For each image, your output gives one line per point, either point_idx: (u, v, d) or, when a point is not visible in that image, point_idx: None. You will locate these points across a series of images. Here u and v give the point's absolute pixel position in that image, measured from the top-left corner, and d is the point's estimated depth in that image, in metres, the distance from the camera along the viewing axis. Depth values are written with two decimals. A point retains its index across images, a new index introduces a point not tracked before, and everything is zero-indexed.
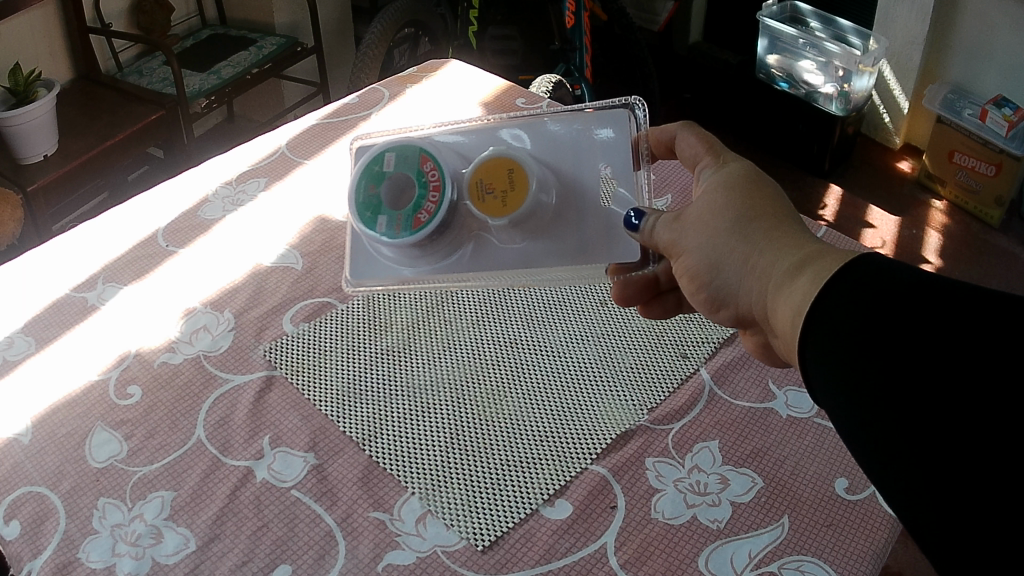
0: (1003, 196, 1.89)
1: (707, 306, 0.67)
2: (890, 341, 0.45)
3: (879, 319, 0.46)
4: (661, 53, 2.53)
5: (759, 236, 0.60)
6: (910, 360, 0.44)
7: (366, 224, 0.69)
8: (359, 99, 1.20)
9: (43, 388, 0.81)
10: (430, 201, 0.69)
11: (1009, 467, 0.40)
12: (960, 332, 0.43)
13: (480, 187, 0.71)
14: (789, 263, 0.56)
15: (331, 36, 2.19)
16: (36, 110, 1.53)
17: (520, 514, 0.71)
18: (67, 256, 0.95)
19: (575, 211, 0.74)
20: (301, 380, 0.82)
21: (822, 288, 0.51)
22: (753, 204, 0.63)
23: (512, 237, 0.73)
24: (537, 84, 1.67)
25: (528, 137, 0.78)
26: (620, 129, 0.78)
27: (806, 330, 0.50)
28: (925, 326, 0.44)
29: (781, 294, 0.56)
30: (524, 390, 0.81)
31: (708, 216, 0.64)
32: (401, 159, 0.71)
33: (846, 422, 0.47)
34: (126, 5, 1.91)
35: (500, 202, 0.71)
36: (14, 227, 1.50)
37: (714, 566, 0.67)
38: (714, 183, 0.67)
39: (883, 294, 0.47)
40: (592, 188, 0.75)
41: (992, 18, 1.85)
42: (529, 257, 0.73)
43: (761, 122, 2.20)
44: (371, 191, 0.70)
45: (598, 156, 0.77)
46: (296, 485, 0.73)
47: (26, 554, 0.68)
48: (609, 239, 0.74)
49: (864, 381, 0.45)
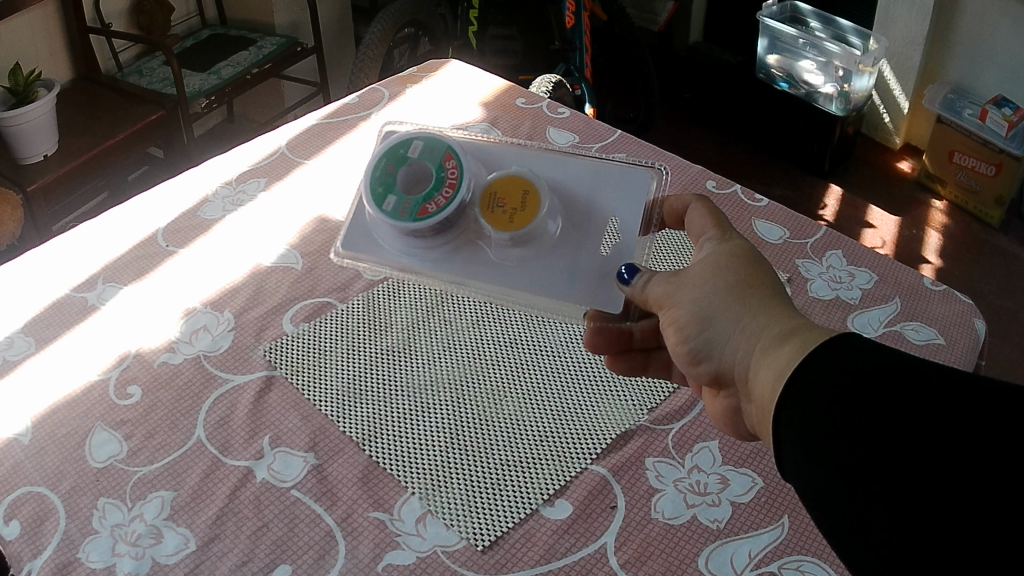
0: (1003, 196, 1.89)
1: (685, 359, 0.65)
2: (868, 417, 0.46)
3: (862, 395, 0.47)
4: (661, 53, 2.53)
5: (755, 302, 0.60)
6: (888, 435, 0.45)
7: (375, 200, 0.69)
8: (359, 99, 1.20)
9: (42, 388, 0.81)
10: (442, 195, 0.69)
11: (985, 544, 0.41)
12: (918, 425, 0.45)
13: (493, 199, 0.71)
14: (779, 328, 0.57)
15: (330, 35, 2.19)
16: (36, 111, 1.53)
17: (520, 515, 0.71)
18: (68, 256, 0.95)
19: (574, 243, 0.73)
20: (301, 380, 0.82)
21: (807, 357, 0.51)
22: (751, 271, 0.63)
23: (507, 253, 0.72)
24: (537, 84, 1.69)
25: (547, 169, 0.78)
26: (641, 189, 0.77)
27: (792, 387, 0.51)
28: (898, 429, 0.45)
29: (766, 359, 0.55)
30: (524, 390, 0.81)
31: (708, 274, 0.63)
32: (428, 149, 0.71)
33: (811, 485, 0.48)
34: (126, 5, 1.91)
35: (506, 217, 0.70)
36: (14, 227, 1.50)
37: (714, 566, 0.67)
38: (717, 251, 0.66)
39: (867, 370, 0.48)
40: (598, 229, 0.74)
41: (992, 17, 1.85)
42: (520, 276, 0.71)
43: (761, 123, 2.20)
44: (390, 169, 0.70)
45: (611, 207, 0.76)
46: (296, 485, 0.73)
47: (26, 554, 0.68)
48: (601, 278, 0.72)
49: (837, 451, 0.46)
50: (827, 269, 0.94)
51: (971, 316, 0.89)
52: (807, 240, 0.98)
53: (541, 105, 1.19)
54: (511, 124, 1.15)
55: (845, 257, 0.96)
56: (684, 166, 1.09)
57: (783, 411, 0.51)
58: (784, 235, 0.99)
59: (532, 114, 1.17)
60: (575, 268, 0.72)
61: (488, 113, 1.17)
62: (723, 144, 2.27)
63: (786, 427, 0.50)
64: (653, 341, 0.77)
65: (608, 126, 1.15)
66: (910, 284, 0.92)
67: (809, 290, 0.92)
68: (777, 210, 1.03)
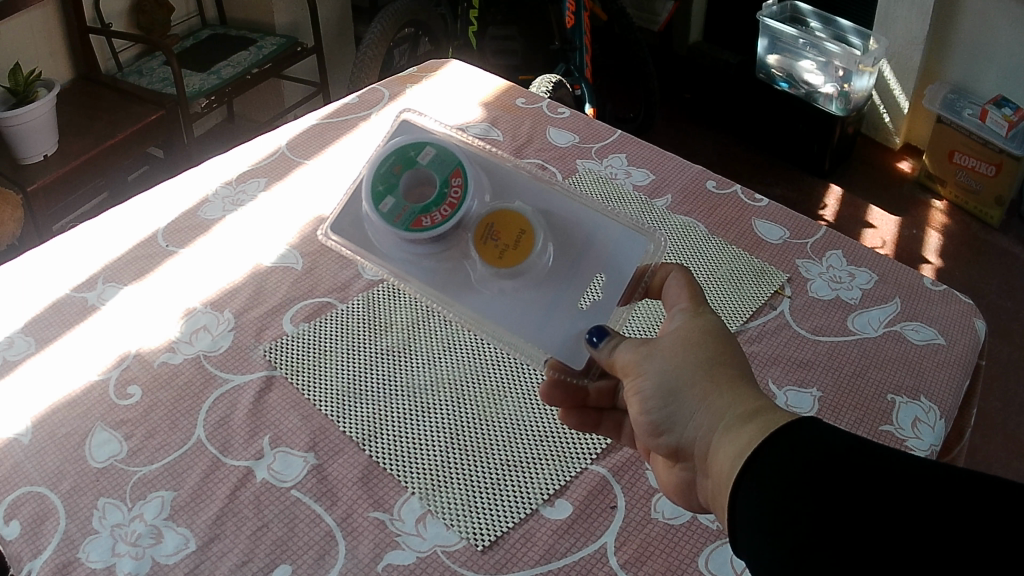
0: (1003, 196, 1.89)
1: (646, 429, 0.64)
2: (829, 498, 0.47)
3: (822, 481, 0.48)
4: (661, 53, 2.53)
5: (724, 380, 0.59)
6: (847, 519, 0.46)
7: (373, 198, 0.66)
8: (359, 98, 1.19)
9: (42, 388, 0.81)
10: (441, 210, 0.66)
11: None
12: (876, 510, 0.46)
13: (488, 231, 0.67)
14: (743, 408, 0.56)
15: (331, 35, 2.19)
16: (36, 110, 1.53)
17: (520, 515, 0.71)
18: (68, 255, 0.95)
19: (558, 284, 0.69)
20: (301, 380, 0.82)
21: (768, 437, 0.52)
22: (721, 347, 0.61)
23: (488, 283, 0.69)
24: (537, 84, 1.69)
25: (549, 201, 0.72)
26: (639, 248, 0.70)
27: (753, 464, 0.51)
28: (856, 513, 0.46)
29: (729, 436, 0.55)
30: (523, 391, 0.81)
31: (679, 347, 0.62)
32: (439, 159, 0.68)
33: (763, 558, 0.49)
34: (126, 5, 1.91)
35: (497, 253, 0.67)
36: (14, 227, 1.50)
37: (714, 566, 0.67)
38: (686, 325, 0.64)
39: (829, 456, 0.48)
40: (584, 279, 0.69)
41: (992, 17, 1.85)
42: (495, 310, 0.69)
43: (761, 122, 2.20)
44: (395, 169, 0.67)
45: (603, 262, 0.70)
46: (296, 485, 0.73)
47: (26, 554, 0.68)
48: (572, 332, 0.68)
49: (792, 530, 0.47)
50: (827, 269, 0.94)
51: (971, 316, 0.89)
52: (807, 239, 0.98)
53: (541, 105, 1.19)
54: (511, 124, 1.15)
55: (845, 257, 0.96)
56: (683, 166, 1.09)
57: (743, 481, 0.51)
58: (784, 235, 0.99)
59: (532, 113, 1.17)
60: (553, 309, 0.69)
61: (488, 113, 1.17)
62: (723, 144, 2.27)
63: (744, 495, 0.51)
64: (608, 400, 0.74)
65: (608, 125, 1.15)
66: (910, 285, 0.92)
67: (809, 290, 0.92)
68: (777, 210, 1.03)
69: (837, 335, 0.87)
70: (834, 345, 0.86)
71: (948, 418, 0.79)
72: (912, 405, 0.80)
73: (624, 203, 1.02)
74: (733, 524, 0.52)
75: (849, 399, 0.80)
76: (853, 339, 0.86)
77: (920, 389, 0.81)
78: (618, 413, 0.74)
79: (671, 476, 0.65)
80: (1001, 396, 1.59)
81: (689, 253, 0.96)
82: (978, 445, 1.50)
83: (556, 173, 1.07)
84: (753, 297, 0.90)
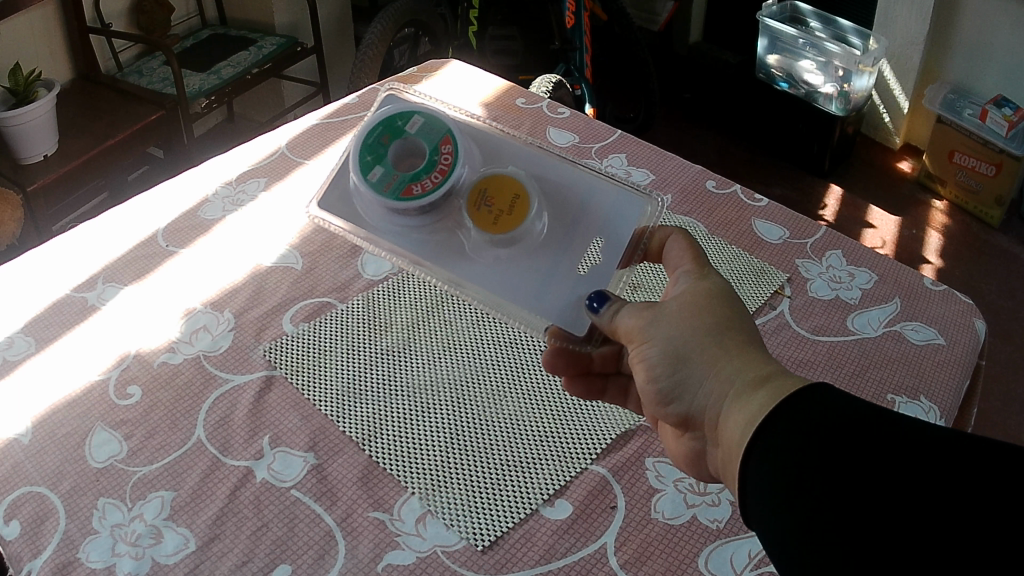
0: (1003, 196, 1.89)
1: (653, 399, 0.64)
2: (840, 462, 0.47)
3: (836, 443, 0.48)
4: (661, 52, 2.52)
5: (730, 350, 0.59)
6: (860, 481, 0.46)
7: (361, 168, 0.66)
8: (359, 99, 1.20)
9: (42, 388, 0.81)
10: (432, 176, 0.65)
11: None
12: (888, 471, 0.46)
13: (482, 197, 0.67)
14: (752, 374, 0.56)
15: (331, 34, 2.19)
16: (36, 110, 1.53)
17: (520, 515, 0.71)
18: (70, 255, 0.95)
19: (556, 250, 0.69)
20: (301, 380, 0.82)
21: (779, 402, 0.52)
22: (728, 311, 0.62)
23: (483, 252, 0.68)
24: (537, 84, 1.69)
25: (544, 168, 0.72)
26: (637, 210, 0.71)
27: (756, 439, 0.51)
28: (869, 474, 0.46)
29: (737, 406, 0.55)
30: (524, 390, 0.81)
31: (686, 310, 0.62)
32: (427, 127, 0.67)
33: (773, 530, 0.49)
34: (127, 5, 1.91)
35: (491, 218, 0.67)
36: (14, 227, 1.50)
37: (713, 566, 0.68)
38: (692, 287, 0.64)
39: (842, 420, 0.49)
40: (580, 244, 0.70)
41: (991, 18, 1.85)
42: (494, 280, 0.68)
43: (761, 122, 2.20)
44: (383, 139, 0.67)
45: (600, 225, 0.70)
46: (296, 485, 0.73)
47: (25, 554, 0.68)
48: (572, 299, 0.68)
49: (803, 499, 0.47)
50: (827, 269, 0.94)
51: (971, 316, 0.89)
52: (807, 239, 0.98)
53: (541, 105, 1.19)
54: (510, 124, 1.15)
55: (845, 257, 0.96)
56: (683, 166, 1.09)
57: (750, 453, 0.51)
58: (784, 235, 0.99)
59: (532, 114, 1.18)
60: (551, 277, 0.69)
61: (488, 113, 1.17)
62: (723, 144, 2.27)
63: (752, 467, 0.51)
64: (611, 366, 0.75)
65: (607, 125, 1.15)
66: (910, 284, 0.92)
67: (809, 290, 0.92)
68: (777, 210, 1.03)
69: (837, 335, 0.87)
70: (834, 345, 0.86)
71: (948, 418, 0.80)
72: (912, 405, 0.80)
73: None
74: (744, 498, 0.52)
75: None
76: (854, 339, 0.86)
77: (920, 389, 0.81)
78: (622, 379, 0.76)
79: (679, 445, 0.66)
80: (1001, 397, 1.59)
81: None
82: None
83: None
84: (752, 297, 0.90)
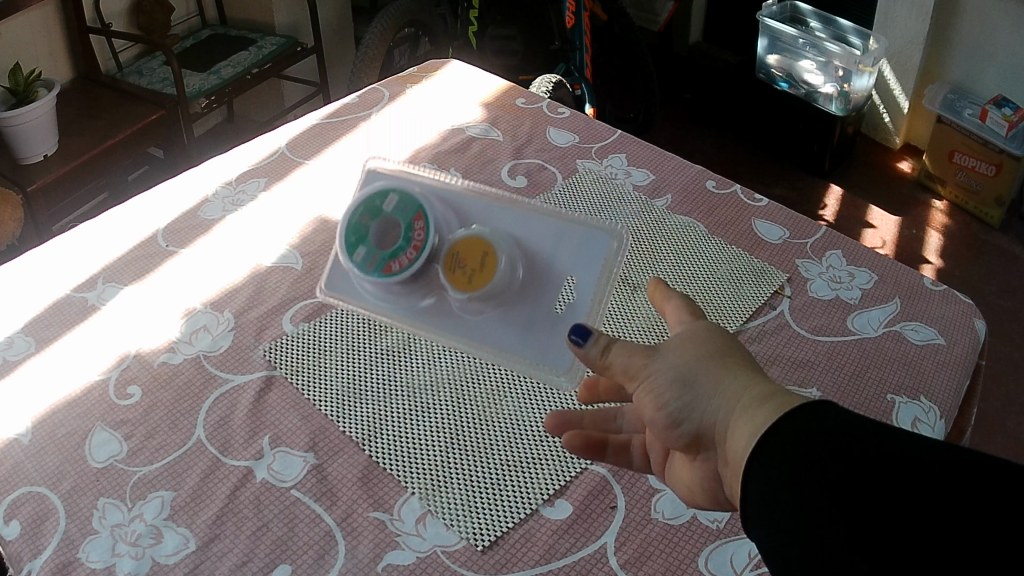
0: (1003, 196, 1.89)
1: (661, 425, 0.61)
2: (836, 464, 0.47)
3: (832, 447, 0.48)
4: (661, 53, 2.53)
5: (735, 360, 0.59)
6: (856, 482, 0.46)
7: (346, 252, 0.68)
8: (359, 99, 1.20)
9: (43, 388, 0.81)
10: (407, 253, 0.66)
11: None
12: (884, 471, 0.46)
13: (455, 259, 0.67)
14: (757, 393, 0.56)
15: (331, 34, 2.19)
16: (36, 110, 1.53)
17: (520, 515, 0.71)
18: (70, 255, 0.95)
19: (535, 301, 0.70)
20: (301, 380, 0.82)
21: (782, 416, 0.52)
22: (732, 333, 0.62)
23: (471, 309, 0.69)
24: (537, 84, 1.69)
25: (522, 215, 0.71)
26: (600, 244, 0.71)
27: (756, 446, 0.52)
28: (865, 475, 0.46)
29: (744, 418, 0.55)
30: (524, 390, 0.81)
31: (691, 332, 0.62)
32: (401, 205, 0.67)
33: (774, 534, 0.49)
34: (126, 5, 1.91)
35: (466, 279, 0.67)
36: (14, 227, 1.50)
37: (713, 566, 0.68)
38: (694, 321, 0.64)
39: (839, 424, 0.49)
40: (554, 287, 0.70)
41: (991, 18, 1.86)
42: (485, 336, 0.70)
43: (761, 121, 2.20)
44: (363, 220, 0.68)
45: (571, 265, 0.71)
46: (295, 485, 0.73)
47: (25, 554, 0.68)
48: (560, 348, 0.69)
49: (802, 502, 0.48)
50: (827, 269, 0.94)
51: (971, 316, 0.89)
52: (807, 239, 0.98)
53: (541, 105, 1.19)
54: (510, 124, 1.15)
55: (845, 257, 0.96)
56: (683, 166, 1.09)
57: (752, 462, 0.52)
58: (784, 235, 0.99)
59: (532, 114, 1.18)
60: (534, 328, 0.69)
61: (488, 113, 1.17)
62: (723, 144, 2.27)
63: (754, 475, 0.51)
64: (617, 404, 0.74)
65: (607, 125, 1.15)
66: (910, 284, 0.92)
67: (809, 290, 0.92)
68: (777, 210, 1.03)
69: (837, 335, 0.87)
70: (834, 345, 0.86)
71: (948, 418, 0.80)
72: (912, 405, 0.80)
73: (623, 204, 1.02)
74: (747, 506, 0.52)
75: (849, 399, 0.80)
76: (854, 339, 0.86)
77: (920, 389, 0.81)
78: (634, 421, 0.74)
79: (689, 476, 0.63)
80: (1001, 397, 1.59)
81: (688, 254, 0.96)
82: (978, 444, 1.51)
83: (556, 173, 1.07)
84: (752, 298, 0.90)
